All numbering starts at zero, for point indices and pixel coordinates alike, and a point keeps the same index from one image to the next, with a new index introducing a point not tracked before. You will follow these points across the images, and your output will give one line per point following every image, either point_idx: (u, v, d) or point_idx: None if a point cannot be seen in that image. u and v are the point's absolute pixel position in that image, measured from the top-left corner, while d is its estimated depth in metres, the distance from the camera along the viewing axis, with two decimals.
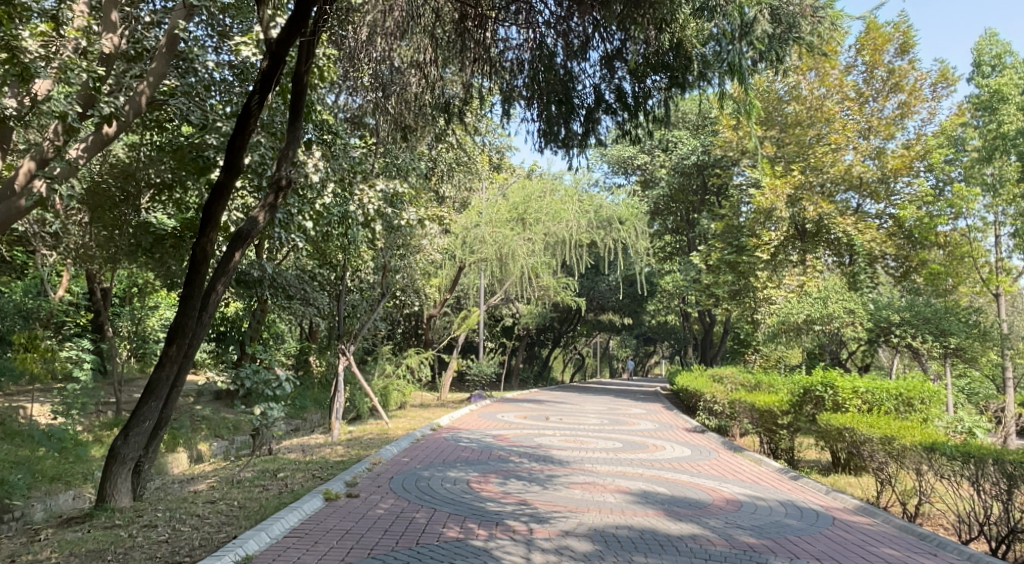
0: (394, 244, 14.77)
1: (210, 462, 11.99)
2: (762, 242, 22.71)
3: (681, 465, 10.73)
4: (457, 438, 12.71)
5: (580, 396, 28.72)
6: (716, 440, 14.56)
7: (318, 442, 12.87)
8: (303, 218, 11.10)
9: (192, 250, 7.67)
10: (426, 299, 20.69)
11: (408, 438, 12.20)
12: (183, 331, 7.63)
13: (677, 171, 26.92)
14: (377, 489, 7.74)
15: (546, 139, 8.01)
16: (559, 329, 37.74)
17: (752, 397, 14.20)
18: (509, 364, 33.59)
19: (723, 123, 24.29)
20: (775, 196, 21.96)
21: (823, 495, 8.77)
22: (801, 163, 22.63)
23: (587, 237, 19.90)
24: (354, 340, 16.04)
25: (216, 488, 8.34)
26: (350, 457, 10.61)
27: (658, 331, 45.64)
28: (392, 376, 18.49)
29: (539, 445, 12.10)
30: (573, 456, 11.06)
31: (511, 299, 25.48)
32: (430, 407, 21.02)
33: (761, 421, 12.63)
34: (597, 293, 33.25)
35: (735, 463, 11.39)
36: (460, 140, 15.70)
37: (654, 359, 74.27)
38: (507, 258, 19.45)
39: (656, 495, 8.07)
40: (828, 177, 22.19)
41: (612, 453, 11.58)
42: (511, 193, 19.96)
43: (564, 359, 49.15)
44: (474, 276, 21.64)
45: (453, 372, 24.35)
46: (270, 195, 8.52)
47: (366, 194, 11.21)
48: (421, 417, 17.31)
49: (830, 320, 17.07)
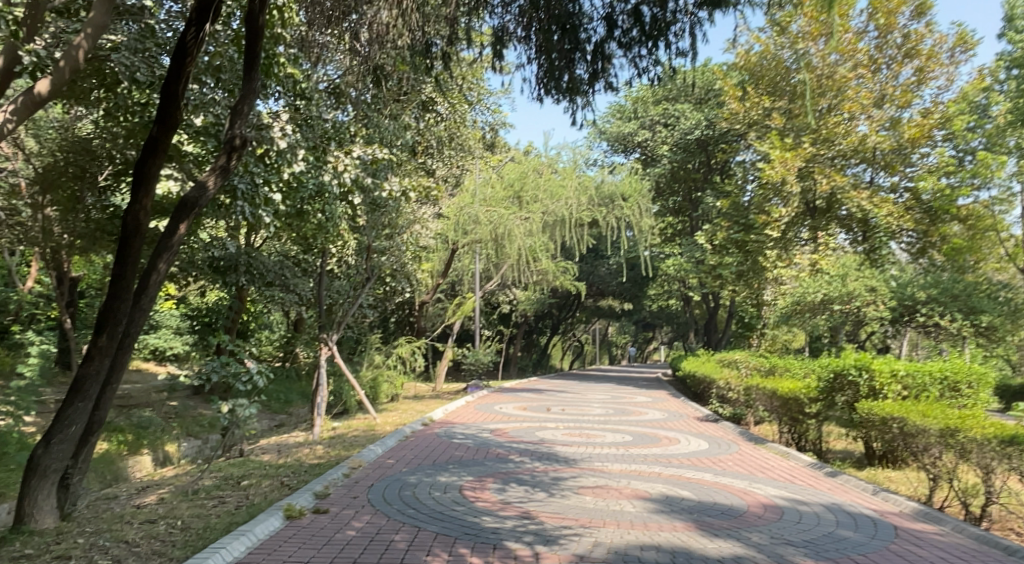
0: (379, 224, 13.48)
1: (176, 467, 10.82)
2: (772, 219, 21.36)
3: (700, 460, 9.57)
4: (451, 434, 11.52)
5: (582, 384, 27.55)
6: (732, 430, 13.37)
7: (296, 441, 11.70)
8: (271, 189, 9.85)
9: (124, 220, 6.53)
10: (417, 285, 19.48)
11: (396, 436, 11.00)
12: (115, 318, 6.50)
13: (680, 147, 25.70)
14: (352, 502, 6.56)
15: (546, 85, 7.07)
16: (557, 316, 36.55)
17: (771, 383, 12.99)
18: (506, 352, 32.45)
19: (729, 95, 23.14)
20: (786, 169, 20.48)
21: (871, 495, 7.61)
22: (811, 135, 21.30)
23: (588, 216, 18.72)
24: (336, 328, 14.43)
25: (163, 502, 7.14)
26: (329, 459, 9.42)
27: (660, 316, 44.50)
28: (382, 367, 17.30)
29: (541, 441, 10.92)
30: (579, 453, 9.87)
31: (508, 284, 24.30)
32: (424, 399, 19.88)
33: (783, 409, 11.48)
34: (597, 277, 32.09)
35: (758, 455, 10.22)
36: (450, 109, 14.46)
37: (653, 345, 73.29)
38: (503, 240, 18.08)
39: (681, 501, 6.89)
40: (840, 149, 20.89)
41: (621, 448, 10.40)
42: (507, 170, 18.77)
43: (563, 348, 48.03)
44: (468, 258, 20.45)
45: (449, 361, 23.17)
46: (221, 156, 7.31)
47: (341, 162, 10.04)
48: (412, 410, 16.12)
49: (851, 299, 15.97)
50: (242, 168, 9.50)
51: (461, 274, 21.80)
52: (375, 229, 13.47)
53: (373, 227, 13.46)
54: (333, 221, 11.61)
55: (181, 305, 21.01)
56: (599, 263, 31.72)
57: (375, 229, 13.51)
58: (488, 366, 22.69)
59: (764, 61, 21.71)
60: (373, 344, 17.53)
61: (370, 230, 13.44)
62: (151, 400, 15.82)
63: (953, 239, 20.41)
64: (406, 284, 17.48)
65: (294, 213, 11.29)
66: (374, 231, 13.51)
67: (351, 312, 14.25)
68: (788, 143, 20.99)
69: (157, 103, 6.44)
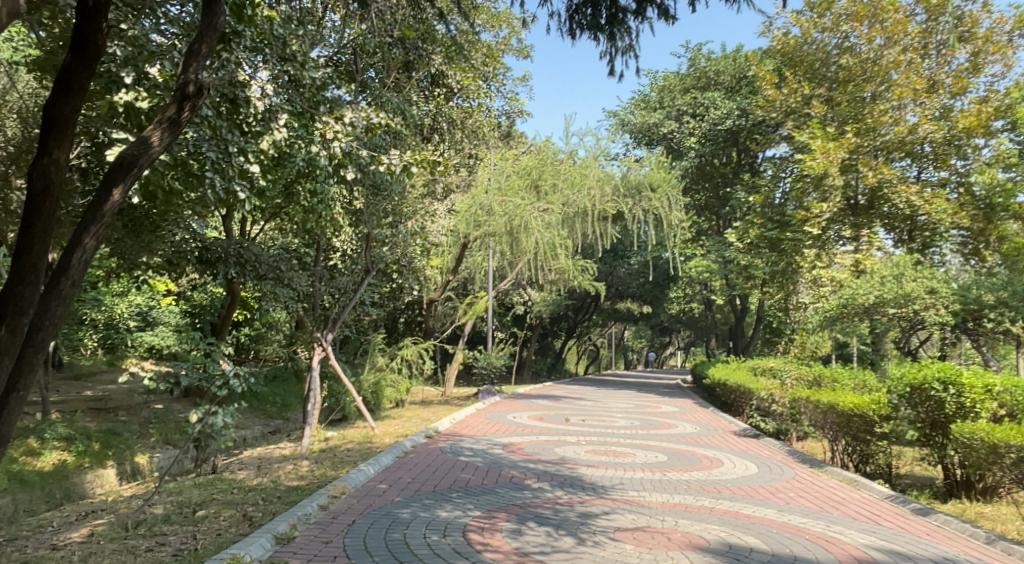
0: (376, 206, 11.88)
1: (141, 484, 9.39)
2: (811, 215, 19.78)
3: (753, 490, 8.02)
4: (457, 449, 9.95)
5: (600, 391, 25.97)
6: (780, 450, 11.74)
7: (281, 455, 10.21)
8: (247, 159, 8.25)
9: (31, 175, 5.18)
10: (427, 282, 18.04)
11: (393, 451, 9.44)
12: (21, 307, 5.11)
13: (709, 139, 24.09)
14: (321, 551, 5.09)
15: (573, 19, 6.51)
16: (573, 318, 35.02)
17: (828, 396, 11.31)
18: (520, 355, 30.96)
19: (764, 81, 21.59)
20: (829, 160, 19.03)
21: (986, 547, 6.05)
22: (855, 124, 19.82)
23: (613, 207, 17.19)
24: (332, 327, 12.83)
25: (91, 540, 5.70)
26: (310, 480, 7.93)
27: (680, 321, 42.93)
28: (386, 370, 15.83)
29: (563, 460, 9.36)
30: (608, 478, 8.30)
31: (523, 283, 22.83)
32: (432, 405, 18.41)
33: (847, 427, 9.92)
34: (616, 278, 30.64)
35: (820, 483, 8.64)
36: (463, 83, 12.97)
37: (670, 351, 71.55)
38: (518, 232, 16.57)
39: (751, 556, 5.33)
40: (886, 140, 19.16)
41: (657, 471, 8.84)
42: (523, 158, 17.31)
43: (579, 352, 46.41)
44: (481, 254, 18.99)
45: (460, 365, 21.69)
46: (171, 106, 5.81)
47: (329, 128, 8.10)
48: (417, 418, 14.61)
49: (908, 301, 14.59)
50: (211, 133, 8.01)
51: (474, 271, 20.32)
52: (374, 214, 11.87)
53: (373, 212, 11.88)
54: (329, 203, 10.11)
55: (179, 300, 19.74)
56: (620, 263, 30.19)
57: (376, 215, 11.92)
58: (501, 370, 21.20)
59: (805, 46, 21.16)
60: (376, 345, 16.04)
61: (369, 215, 11.87)
62: (132, 404, 14.46)
63: (1013, 239, 18.31)
64: (413, 281, 16.03)
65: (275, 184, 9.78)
66: (374, 218, 11.91)
67: (349, 308, 12.72)
68: (830, 132, 19.47)
69: (74, 24, 5.25)
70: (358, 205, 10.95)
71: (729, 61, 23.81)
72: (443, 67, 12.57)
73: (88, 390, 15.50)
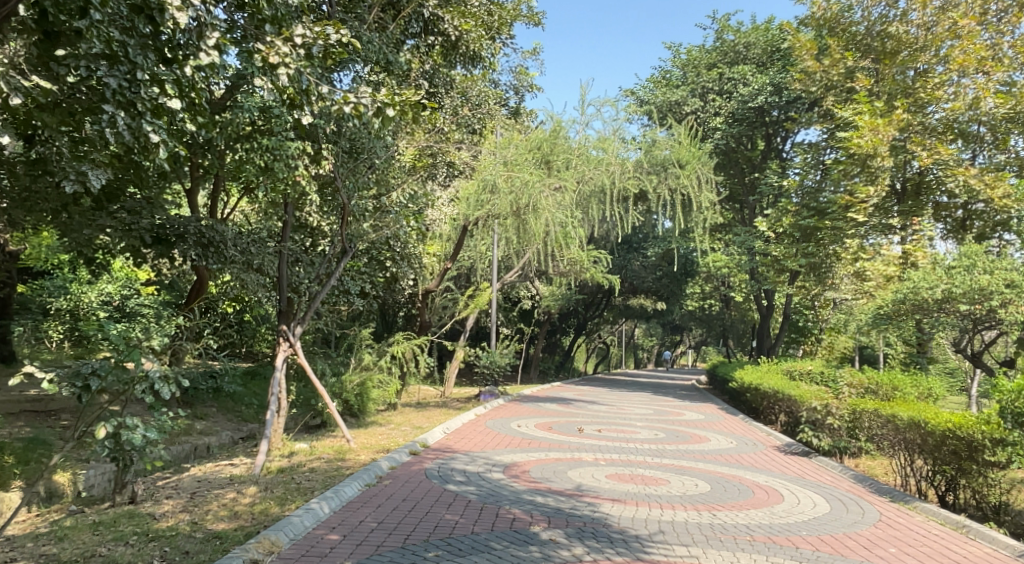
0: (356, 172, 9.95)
1: (44, 515, 7.42)
2: (856, 200, 17.82)
3: (838, 543, 6.06)
4: (446, 474, 7.92)
5: (611, 393, 23.91)
6: (842, 473, 9.72)
7: (227, 476, 8.22)
8: (165, 93, 6.10)
9: None
10: (423, 270, 16.09)
11: (362, 477, 7.39)
12: None
13: (736, 119, 22.13)
14: None
15: None
16: (584, 314, 33.01)
17: (905, 408, 9.40)
18: (526, 353, 28.86)
19: (802, 52, 19.55)
20: (878, 138, 17.09)
21: None
22: (905, 100, 17.79)
23: (635, 185, 15.13)
24: (302, 320, 10.64)
25: None
26: (247, 522, 6.00)
27: (695, 319, 40.78)
28: (373, 369, 13.85)
29: (582, 492, 7.33)
30: (640, 521, 6.29)
31: (531, 274, 20.80)
32: (428, 409, 16.44)
33: (945, 452, 8.03)
34: (631, 271, 28.54)
35: (919, 531, 6.67)
36: (461, 31, 10.85)
37: (680, 350, 69.34)
38: (526, 214, 14.57)
39: None
40: (939, 118, 17.36)
41: (704, 511, 6.85)
42: (534, 130, 15.35)
43: (588, 350, 44.33)
44: (486, 241, 17.03)
45: (460, 363, 19.70)
46: None
47: (278, 50, 6.14)
48: (406, 426, 12.63)
49: (982, 297, 12.64)
50: (112, 54, 5.92)
51: (476, 260, 18.27)
52: (351, 180, 9.89)
53: (357, 179, 9.96)
54: (289, 164, 8.10)
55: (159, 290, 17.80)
56: (634, 255, 28.18)
57: (354, 182, 9.92)
58: (505, 370, 19.18)
59: (846, 13, 19.21)
60: (363, 341, 14.09)
61: (345, 183, 9.86)
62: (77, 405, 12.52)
63: None
64: (408, 269, 14.06)
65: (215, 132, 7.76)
66: (353, 189, 9.93)
67: (323, 295, 10.63)
68: (878, 107, 17.44)
69: None
70: (328, 168, 8.95)
71: (760, 34, 21.74)
72: (439, 12, 10.61)
73: (30, 389, 13.49)
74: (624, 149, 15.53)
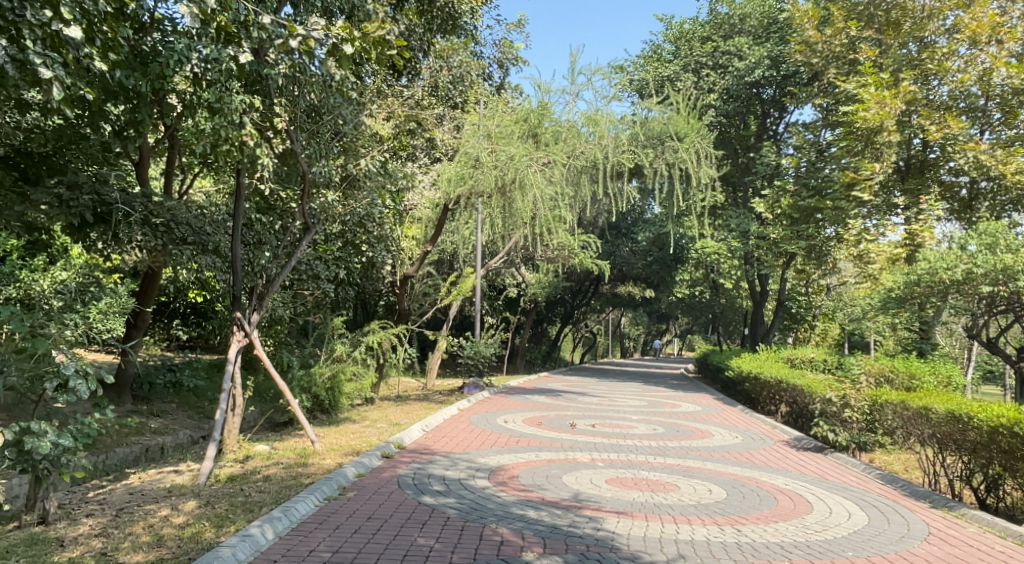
0: (316, 132, 8.90)
1: None
2: (861, 177, 16.84)
3: None
4: (421, 482, 6.81)
5: (602, 384, 22.83)
6: (867, 472, 8.75)
7: (165, 487, 7.07)
8: (63, 21, 4.92)
9: None
10: (401, 253, 14.96)
11: (322, 490, 6.25)
12: None
13: (731, 95, 21.12)
14: None
15: None
16: (571, 302, 31.96)
17: (939, 399, 8.48)
18: (512, 343, 27.78)
19: (802, 22, 18.56)
20: (886, 110, 16.10)
21: None
22: (912, 71, 16.84)
23: (630, 159, 14.05)
24: (260, 306, 9.17)
25: None
26: (173, 550, 4.90)
27: (684, 308, 39.89)
28: (345, 361, 12.71)
29: (581, 503, 6.26)
30: (655, 541, 5.27)
31: (517, 259, 19.69)
32: (408, 402, 15.34)
33: (997, 451, 7.14)
34: (620, 257, 27.52)
35: (981, 548, 5.68)
36: None
37: (666, 339, 68.58)
38: (512, 191, 13.48)
39: None
40: (946, 91, 16.57)
41: (727, 526, 5.82)
42: (521, 101, 14.20)
43: (574, 340, 43.25)
44: (469, 223, 15.90)
45: (442, 353, 18.56)
46: None
47: None
48: (382, 423, 11.52)
49: (1007, 276, 11.78)
50: None
51: (459, 243, 17.14)
52: (311, 140, 8.82)
53: (318, 143, 8.89)
54: (232, 119, 7.02)
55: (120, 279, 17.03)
56: (623, 241, 27.42)
57: (314, 146, 8.82)
58: (490, 361, 18.08)
59: None
60: (336, 330, 12.97)
61: (304, 146, 8.73)
62: None
63: None
64: (385, 252, 12.92)
65: (139, 77, 6.70)
66: (314, 154, 8.84)
67: (284, 275, 9.19)
68: (884, 78, 16.49)
69: None
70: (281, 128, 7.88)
71: (756, 5, 20.71)
72: None
73: None
74: (618, 123, 14.35)
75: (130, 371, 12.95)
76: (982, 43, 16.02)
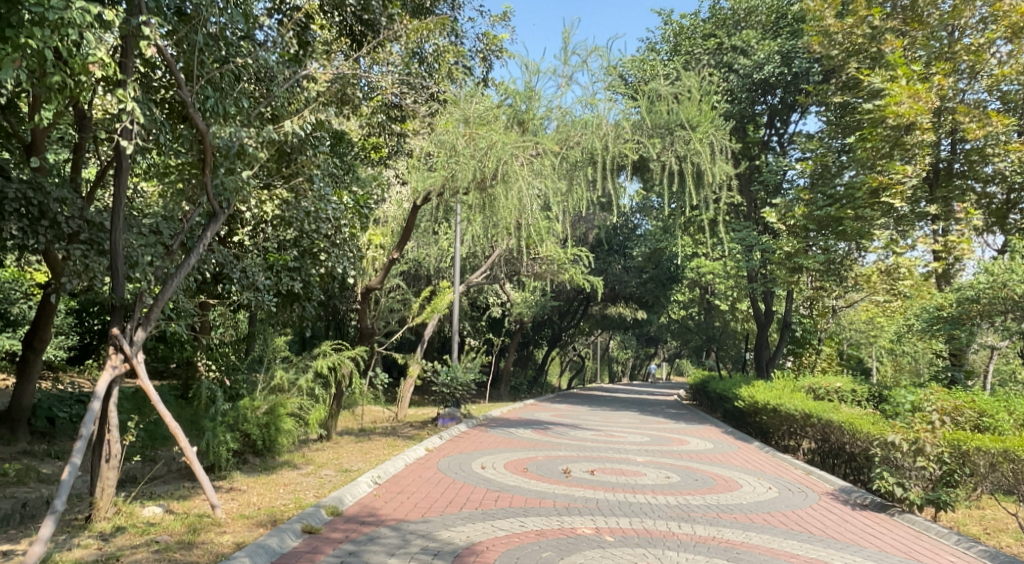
0: (220, 83, 7.04)
1: None
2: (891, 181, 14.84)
3: None
4: None
5: (595, 413, 20.42)
6: (968, 546, 6.53)
7: None
8: None
9: None
10: (363, 263, 12.70)
11: None
12: None
13: (737, 94, 19.16)
14: None
15: None
16: (559, 323, 29.73)
17: None
18: (495, 368, 25.46)
19: (820, 10, 16.60)
20: (920, 105, 14.06)
21: None
22: (947, 62, 14.91)
23: (633, 151, 11.97)
24: (148, 320, 6.76)
25: None
26: None
27: (676, 331, 37.81)
28: (288, 392, 10.38)
29: None
30: None
31: (501, 275, 17.47)
32: (370, 439, 12.96)
33: None
34: (612, 275, 25.37)
35: None
36: None
37: (653, 363, 66.48)
38: (493, 186, 11.29)
39: None
40: (984, 84, 14.69)
41: None
42: (504, 85, 12.07)
43: (561, 365, 41.00)
44: (443, 230, 13.67)
45: (414, 381, 16.21)
46: None
47: None
48: (329, 471, 9.22)
49: None
50: None
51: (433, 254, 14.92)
52: (213, 90, 6.92)
53: (228, 100, 6.94)
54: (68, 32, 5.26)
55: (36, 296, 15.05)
56: (616, 258, 25.36)
57: (216, 95, 6.84)
58: (469, 389, 15.77)
59: None
60: (277, 352, 10.65)
61: (200, 93, 6.77)
62: None
63: None
64: (338, 256, 10.63)
65: None
66: (216, 108, 6.84)
67: (181, 277, 6.84)
68: (917, 69, 14.55)
69: None
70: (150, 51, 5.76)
71: None
72: None
73: None
74: (617, 111, 12.27)
75: (28, 403, 10.81)
76: (1021, 35, 14.17)
